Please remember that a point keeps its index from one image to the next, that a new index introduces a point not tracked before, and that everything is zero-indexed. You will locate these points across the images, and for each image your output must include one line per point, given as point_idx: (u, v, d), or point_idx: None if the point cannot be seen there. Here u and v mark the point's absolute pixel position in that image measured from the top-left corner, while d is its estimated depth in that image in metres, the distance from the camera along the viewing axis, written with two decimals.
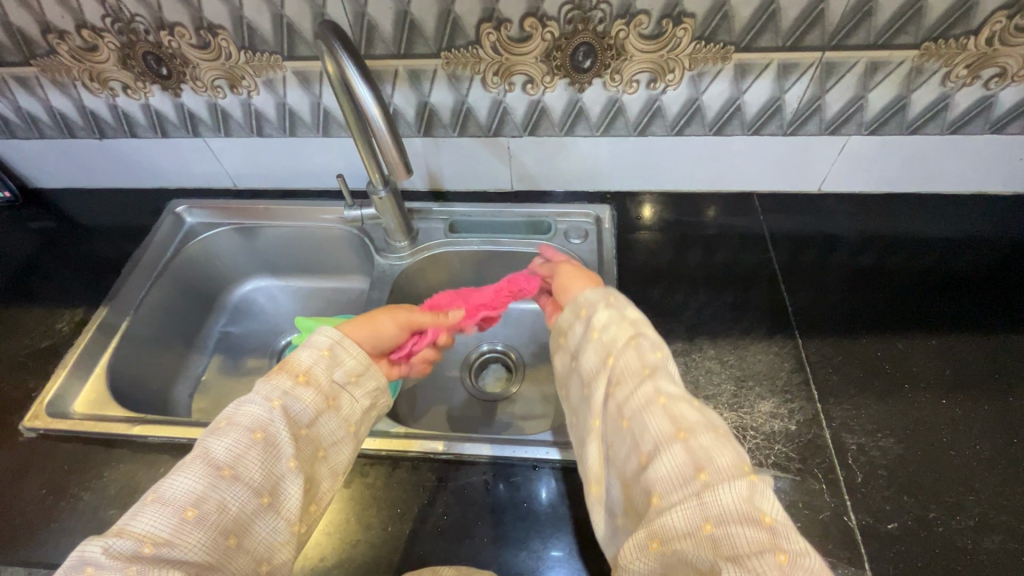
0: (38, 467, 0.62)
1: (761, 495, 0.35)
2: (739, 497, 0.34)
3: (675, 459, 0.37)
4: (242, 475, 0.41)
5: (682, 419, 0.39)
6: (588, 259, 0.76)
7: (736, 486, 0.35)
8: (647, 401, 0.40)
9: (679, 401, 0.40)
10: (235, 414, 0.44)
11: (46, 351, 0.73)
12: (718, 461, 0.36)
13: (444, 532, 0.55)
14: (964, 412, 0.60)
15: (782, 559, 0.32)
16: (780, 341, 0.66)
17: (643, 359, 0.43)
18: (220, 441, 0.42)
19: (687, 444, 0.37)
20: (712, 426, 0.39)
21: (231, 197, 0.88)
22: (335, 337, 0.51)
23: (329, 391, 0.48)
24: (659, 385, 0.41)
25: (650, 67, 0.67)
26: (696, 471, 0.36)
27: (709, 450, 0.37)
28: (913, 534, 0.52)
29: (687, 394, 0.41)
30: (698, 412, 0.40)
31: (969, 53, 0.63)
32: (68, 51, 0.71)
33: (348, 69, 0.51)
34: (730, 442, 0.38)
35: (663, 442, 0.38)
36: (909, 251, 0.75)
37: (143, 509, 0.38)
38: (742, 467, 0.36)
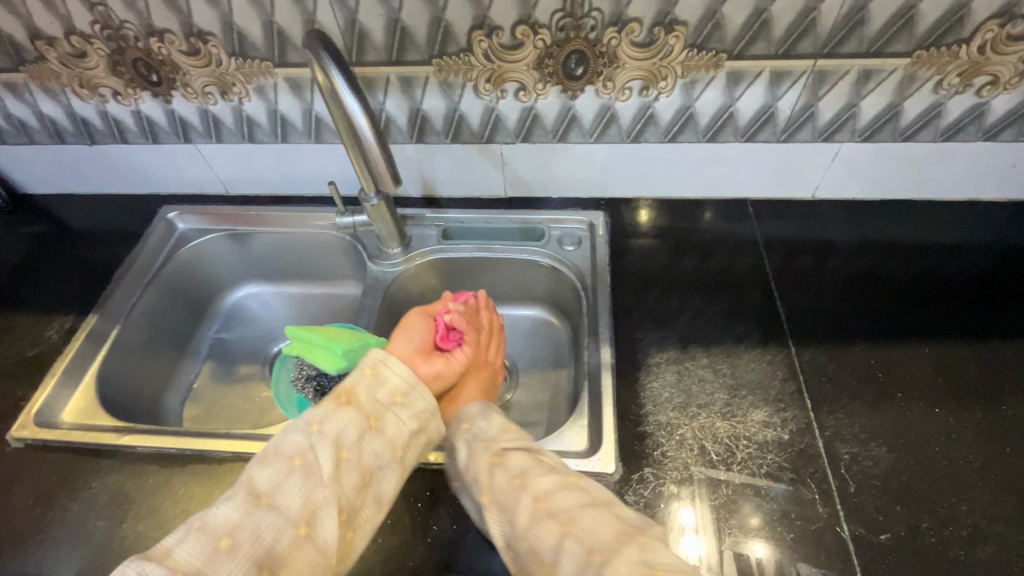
0: (25, 477, 0.61)
1: (651, 549, 0.41)
2: (633, 562, 0.40)
3: (570, 553, 0.42)
4: (278, 504, 0.41)
5: (563, 512, 0.45)
6: (581, 267, 0.76)
7: (625, 554, 0.41)
8: (530, 514, 0.45)
9: (554, 495, 0.46)
10: (281, 441, 0.44)
11: (35, 359, 0.72)
12: (601, 537, 0.42)
13: (435, 543, 0.54)
14: (957, 421, 0.60)
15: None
16: (773, 349, 0.66)
17: (507, 474, 0.48)
18: (263, 469, 0.42)
19: (574, 534, 0.43)
20: (590, 503, 0.45)
21: (223, 204, 0.87)
22: (379, 356, 0.50)
23: (371, 412, 0.46)
24: (534, 490, 0.47)
25: (643, 75, 0.67)
26: (589, 555, 0.42)
27: (593, 529, 0.43)
28: (906, 544, 0.52)
29: (558, 483, 0.47)
30: (573, 491, 0.46)
31: (961, 61, 0.63)
32: (57, 57, 0.71)
33: (335, 78, 0.51)
34: (607, 511, 0.45)
35: (556, 544, 0.43)
36: (902, 257, 0.75)
37: (187, 536, 0.40)
38: (624, 531, 0.43)
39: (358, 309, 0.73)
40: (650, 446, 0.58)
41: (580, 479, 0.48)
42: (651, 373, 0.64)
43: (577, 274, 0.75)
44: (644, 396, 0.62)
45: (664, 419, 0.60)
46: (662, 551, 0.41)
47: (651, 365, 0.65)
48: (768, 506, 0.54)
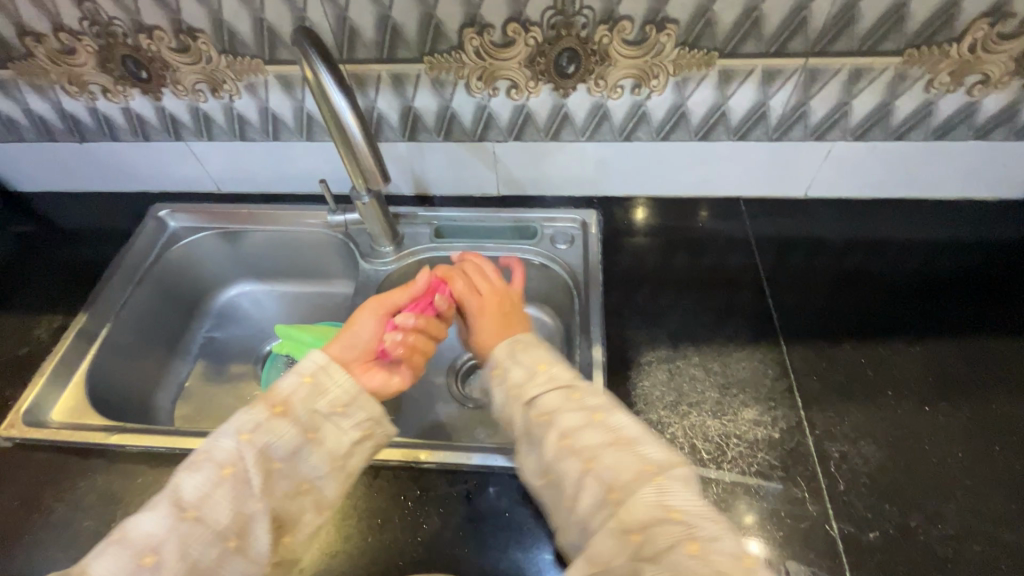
0: (13, 477, 0.61)
1: (670, 492, 0.38)
2: (650, 504, 0.37)
3: (589, 491, 0.40)
4: (206, 516, 0.41)
5: (586, 450, 0.41)
6: (574, 265, 0.75)
7: (642, 495, 0.38)
8: (554, 451, 0.42)
9: (580, 432, 0.42)
10: (207, 447, 0.43)
11: (23, 358, 0.72)
12: (621, 476, 0.39)
13: (425, 542, 0.54)
14: (946, 419, 0.60)
15: (694, 547, 0.36)
16: (764, 347, 0.66)
17: (535, 410, 0.44)
18: (190, 478, 0.42)
19: (595, 473, 0.40)
20: (614, 441, 0.42)
21: (215, 202, 0.87)
22: (319, 363, 0.49)
23: (309, 424, 0.46)
24: (560, 427, 0.43)
25: (634, 73, 0.67)
26: (608, 494, 0.39)
27: (613, 468, 0.40)
28: (895, 543, 0.52)
29: (587, 419, 0.43)
30: (600, 429, 0.42)
31: (952, 60, 0.63)
32: (45, 54, 0.70)
33: (323, 75, 0.51)
34: (631, 450, 0.41)
35: (576, 482, 0.41)
36: (894, 256, 0.75)
37: (106, 550, 0.39)
38: (646, 470, 0.39)
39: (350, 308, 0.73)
40: None
41: (609, 414, 0.44)
42: (642, 372, 0.64)
43: (570, 272, 0.75)
44: (635, 395, 0.62)
45: (655, 417, 0.60)
46: (681, 492, 0.38)
47: (643, 364, 0.65)
48: (759, 504, 0.54)
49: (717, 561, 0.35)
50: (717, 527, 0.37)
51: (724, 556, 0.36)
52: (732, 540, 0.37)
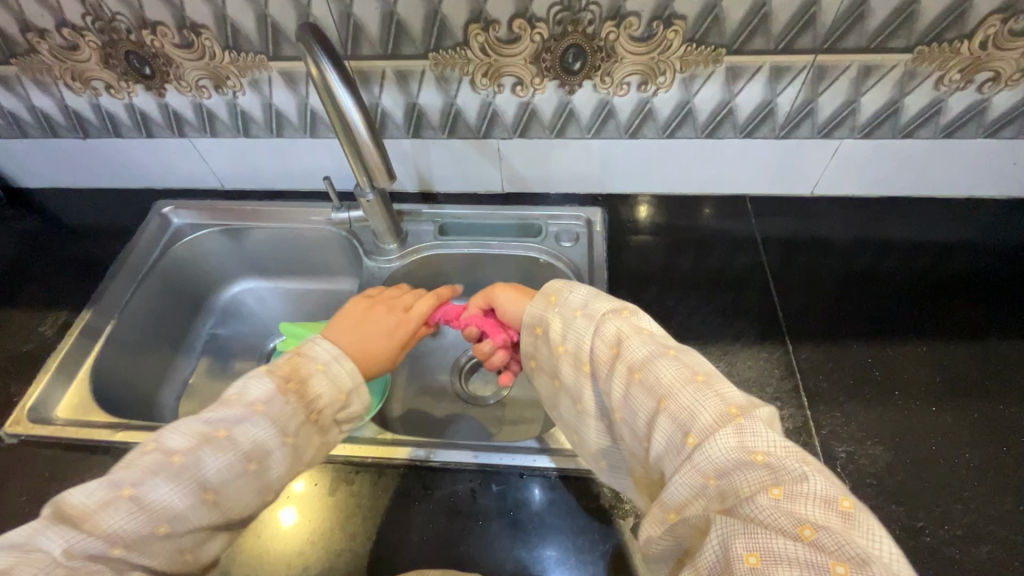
0: (17, 473, 0.61)
1: (750, 433, 0.34)
2: (728, 447, 0.34)
3: (663, 433, 0.37)
4: (222, 502, 0.41)
5: (659, 386, 0.38)
6: (578, 263, 0.75)
7: (720, 437, 0.34)
8: (625, 387, 0.40)
9: (650, 365, 0.39)
10: (236, 431, 0.42)
11: (29, 355, 0.72)
12: (698, 417, 0.36)
13: (430, 541, 0.54)
14: (954, 420, 0.60)
15: (775, 493, 0.31)
16: (770, 347, 0.66)
17: (604, 342, 0.43)
18: (215, 458, 0.41)
19: (669, 412, 0.37)
20: (690, 377, 0.38)
21: (218, 198, 0.87)
22: (354, 382, 0.49)
23: (326, 432, 0.48)
24: (630, 359, 0.40)
25: (641, 70, 0.66)
26: (684, 437, 0.36)
27: (690, 408, 0.36)
28: (902, 544, 0.52)
29: (658, 352, 0.40)
30: (673, 363, 0.38)
31: (962, 57, 0.62)
32: (49, 50, 0.70)
33: (328, 72, 0.51)
34: (709, 389, 0.37)
35: (651, 421, 0.38)
36: (901, 255, 0.75)
37: (117, 503, 0.37)
38: (726, 411, 0.35)
39: None
40: None
41: (683, 350, 0.40)
42: None
43: (574, 270, 0.74)
44: None
45: None
46: (765, 435, 0.34)
47: None
48: None
49: (805, 509, 0.30)
50: (805, 467, 0.32)
51: (812, 502, 0.31)
52: (824, 481, 0.32)
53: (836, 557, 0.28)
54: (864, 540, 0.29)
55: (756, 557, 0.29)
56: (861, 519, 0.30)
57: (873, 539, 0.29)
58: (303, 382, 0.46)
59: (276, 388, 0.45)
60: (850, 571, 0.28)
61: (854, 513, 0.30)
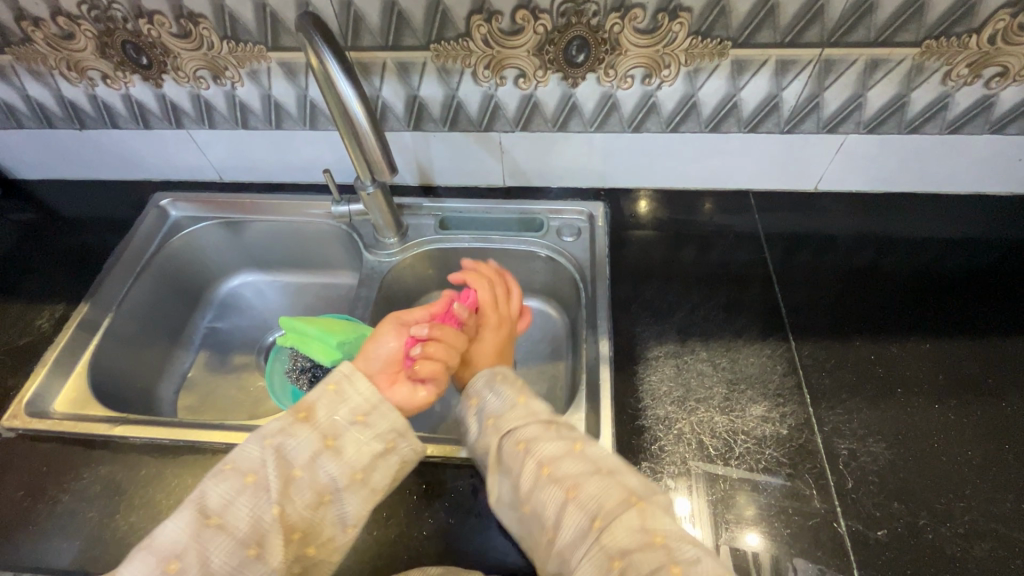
0: (16, 467, 0.61)
1: (651, 517, 0.42)
2: (632, 529, 0.41)
3: (571, 519, 0.42)
4: (227, 524, 0.42)
5: (566, 480, 0.44)
6: (580, 258, 0.75)
7: (625, 520, 0.41)
8: (534, 480, 0.45)
9: (558, 461, 0.45)
10: (231, 458, 0.44)
11: (26, 348, 0.71)
12: (604, 505, 0.42)
13: (431, 537, 0.54)
14: (956, 417, 0.60)
15: (676, 570, 0.39)
16: (773, 343, 0.66)
17: (512, 440, 0.47)
18: (215, 486, 0.43)
19: (577, 501, 0.43)
20: (593, 472, 0.45)
21: (217, 190, 0.86)
22: (344, 371, 0.49)
23: (329, 430, 0.46)
24: (540, 456, 0.46)
25: (645, 62, 0.66)
26: (591, 522, 0.42)
27: (595, 497, 0.43)
28: (903, 541, 0.52)
29: (566, 450, 0.46)
30: (579, 460, 0.46)
31: (971, 52, 0.61)
32: (44, 39, 0.69)
33: (329, 63, 0.50)
34: (612, 480, 0.44)
35: (558, 510, 0.43)
36: (904, 251, 0.74)
37: (136, 555, 0.41)
38: (628, 499, 0.43)
39: (354, 299, 0.72)
40: (648, 440, 0.57)
41: (587, 445, 0.47)
42: (649, 367, 0.64)
43: (576, 266, 0.74)
44: (642, 390, 0.62)
45: (663, 413, 0.59)
46: (661, 519, 0.42)
47: (650, 359, 0.65)
48: (763, 500, 0.53)
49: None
50: (694, 550, 0.40)
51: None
52: (709, 561, 0.40)
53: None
54: None
55: None
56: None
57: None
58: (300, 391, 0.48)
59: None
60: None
61: None
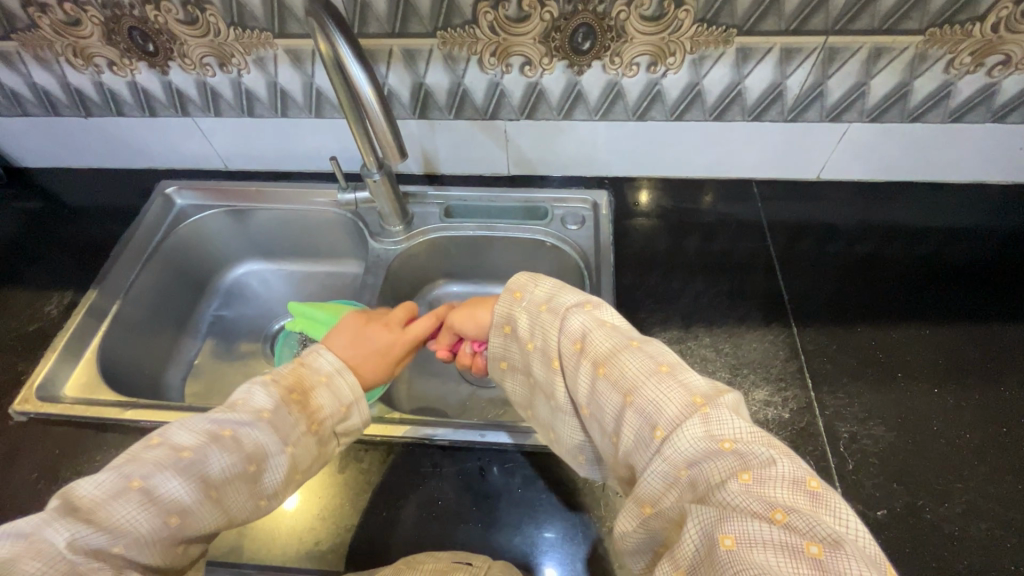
0: (29, 450, 0.61)
1: (716, 421, 0.34)
2: (696, 438, 0.34)
3: (631, 426, 0.37)
4: (221, 501, 0.40)
5: (624, 380, 0.38)
6: (584, 246, 0.75)
7: (688, 428, 0.34)
8: (591, 381, 0.39)
9: (614, 358, 0.39)
10: (244, 433, 0.41)
11: (35, 334, 0.72)
12: (666, 410, 0.36)
13: (438, 517, 0.55)
14: (955, 401, 0.61)
15: (745, 478, 0.32)
16: (775, 329, 0.66)
17: (567, 336, 0.42)
18: (220, 458, 0.40)
19: (636, 406, 0.37)
20: (653, 369, 0.38)
21: (222, 179, 0.86)
22: (356, 395, 0.47)
23: (323, 440, 0.46)
24: (594, 355, 0.40)
25: (651, 50, 0.66)
26: (653, 431, 0.36)
27: (656, 401, 0.36)
28: (902, 520, 0.53)
29: (622, 345, 0.40)
30: (639, 356, 0.39)
31: (974, 40, 0.62)
32: (50, 25, 0.69)
33: (341, 48, 0.50)
34: (674, 380, 0.37)
35: (619, 415, 0.38)
36: (905, 239, 0.75)
37: (126, 496, 0.37)
38: (692, 402, 0.35)
39: (360, 287, 0.73)
40: None
41: (646, 342, 0.40)
42: None
43: (580, 253, 0.75)
44: None
45: None
46: (731, 421, 0.34)
47: None
48: None
49: (774, 490, 0.31)
50: (770, 451, 0.33)
51: (781, 483, 0.31)
52: (789, 463, 0.32)
53: (810, 537, 0.29)
54: (832, 519, 0.30)
55: (731, 539, 0.29)
56: (829, 495, 0.31)
57: (841, 516, 0.30)
58: (306, 393, 0.45)
59: (279, 397, 0.44)
60: (825, 550, 0.28)
61: (823, 492, 0.31)
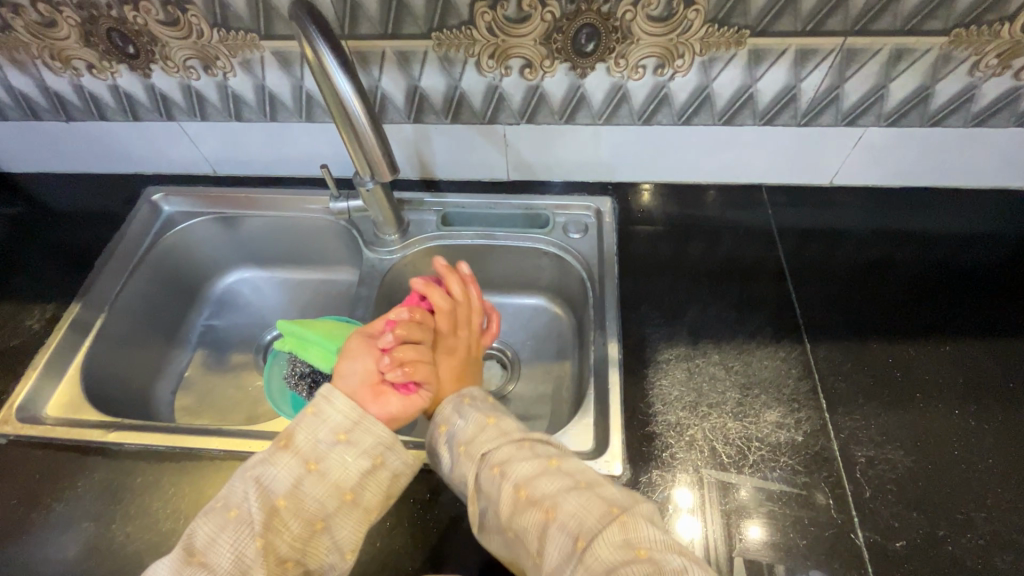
0: (7, 475, 0.59)
1: (634, 529, 0.41)
2: (615, 544, 0.40)
3: (555, 540, 0.41)
4: (210, 561, 0.41)
5: (545, 499, 0.43)
6: (587, 256, 0.72)
7: (607, 536, 0.40)
8: (512, 503, 0.44)
9: (534, 481, 0.44)
10: (220, 493, 0.44)
11: (15, 350, 0.69)
12: (586, 521, 0.42)
13: (436, 548, 0.52)
14: (978, 423, 0.58)
15: None
16: (787, 345, 0.63)
17: (486, 463, 0.47)
18: (203, 523, 0.43)
19: (558, 520, 0.42)
20: (572, 486, 0.44)
21: (211, 185, 0.83)
22: (322, 392, 0.47)
23: (311, 455, 0.44)
24: (514, 478, 0.45)
25: (658, 52, 0.62)
26: (575, 542, 0.41)
27: (575, 513, 0.42)
28: (922, 553, 0.50)
29: (541, 467, 0.45)
30: (556, 476, 0.45)
31: (1001, 41, 0.58)
32: (25, 27, 0.66)
33: (326, 57, 0.47)
34: (591, 493, 0.43)
35: (540, 531, 0.42)
36: (922, 247, 0.72)
37: None
38: (609, 511, 0.42)
39: (354, 299, 0.70)
40: (659, 446, 0.56)
41: (564, 461, 0.47)
42: (660, 371, 0.62)
43: (584, 264, 0.72)
44: (652, 395, 0.60)
45: (674, 419, 0.58)
46: (644, 531, 0.41)
47: (660, 362, 0.62)
48: (780, 510, 0.52)
49: None
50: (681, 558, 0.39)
51: None
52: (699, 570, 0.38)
53: None
54: None
55: None
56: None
57: None
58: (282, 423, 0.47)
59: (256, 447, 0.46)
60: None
61: None
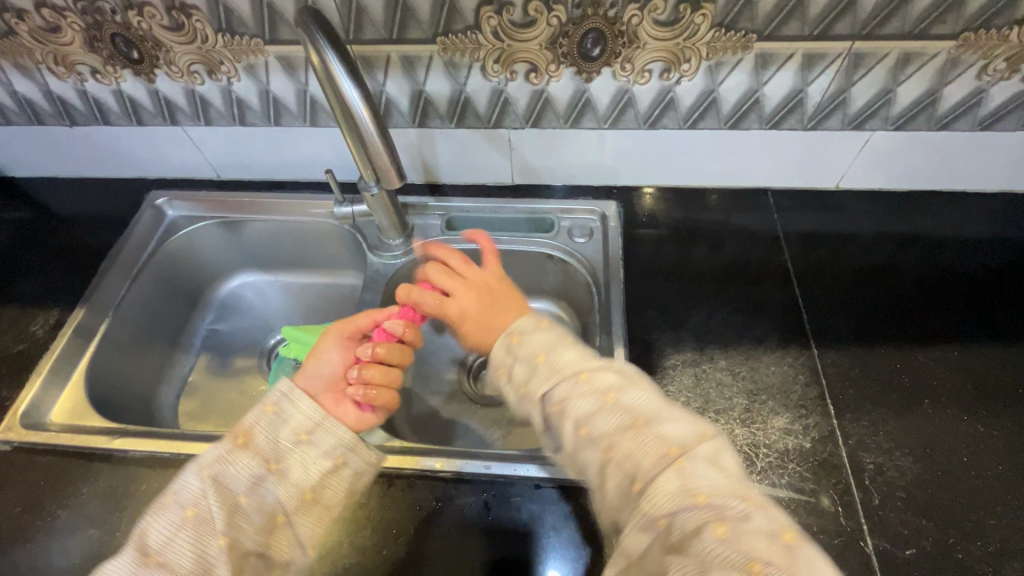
0: (11, 481, 0.58)
1: (692, 475, 0.37)
2: (674, 491, 0.37)
3: (614, 480, 0.40)
4: (169, 561, 0.41)
5: (604, 437, 0.41)
6: (592, 260, 0.72)
7: (664, 481, 0.37)
8: (574, 442, 0.42)
9: (591, 419, 0.42)
10: (169, 490, 0.44)
11: (18, 355, 0.69)
12: (642, 462, 0.39)
13: (441, 556, 0.52)
14: (987, 429, 0.57)
15: (721, 528, 0.35)
16: (794, 351, 0.63)
17: (546, 403, 0.44)
18: (156, 522, 0.42)
19: (615, 460, 0.40)
20: (630, 424, 0.41)
21: (214, 189, 0.83)
22: (282, 390, 0.49)
23: (271, 454, 0.46)
24: (574, 416, 0.42)
25: (664, 57, 0.62)
26: (633, 482, 0.39)
27: (632, 455, 0.40)
28: (932, 561, 0.50)
29: (598, 403, 0.42)
30: (614, 412, 0.41)
31: (1010, 45, 0.58)
32: (29, 32, 0.66)
33: (334, 65, 0.47)
34: (647, 433, 0.40)
35: (600, 472, 0.41)
36: (929, 252, 0.72)
37: None
38: (667, 454, 0.39)
39: (358, 304, 0.70)
40: None
41: (622, 394, 0.42)
42: (666, 376, 0.61)
43: (589, 268, 0.71)
44: None
45: None
46: (703, 475, 0.37)
47: (666, 368, 0.62)
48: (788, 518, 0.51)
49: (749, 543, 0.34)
50: (742, 504, 0.36)
51: (751, 535, 0.34)
52: (763, 516, 0.36)
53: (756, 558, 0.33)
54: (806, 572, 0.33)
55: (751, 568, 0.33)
56: (802, 550, 0.34)
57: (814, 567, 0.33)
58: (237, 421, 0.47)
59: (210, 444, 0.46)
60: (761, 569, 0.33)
61: (795, 545, 0.34)
